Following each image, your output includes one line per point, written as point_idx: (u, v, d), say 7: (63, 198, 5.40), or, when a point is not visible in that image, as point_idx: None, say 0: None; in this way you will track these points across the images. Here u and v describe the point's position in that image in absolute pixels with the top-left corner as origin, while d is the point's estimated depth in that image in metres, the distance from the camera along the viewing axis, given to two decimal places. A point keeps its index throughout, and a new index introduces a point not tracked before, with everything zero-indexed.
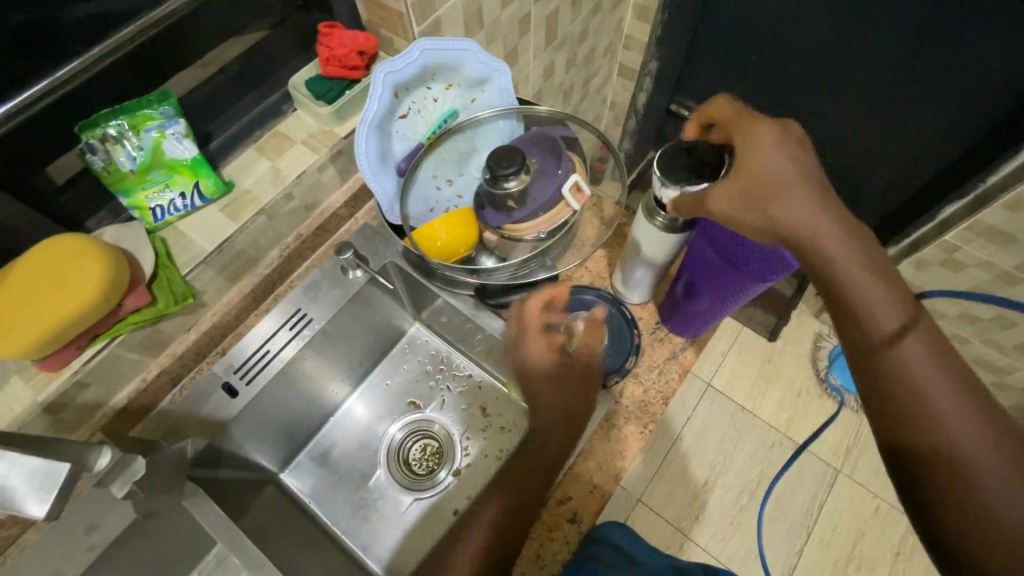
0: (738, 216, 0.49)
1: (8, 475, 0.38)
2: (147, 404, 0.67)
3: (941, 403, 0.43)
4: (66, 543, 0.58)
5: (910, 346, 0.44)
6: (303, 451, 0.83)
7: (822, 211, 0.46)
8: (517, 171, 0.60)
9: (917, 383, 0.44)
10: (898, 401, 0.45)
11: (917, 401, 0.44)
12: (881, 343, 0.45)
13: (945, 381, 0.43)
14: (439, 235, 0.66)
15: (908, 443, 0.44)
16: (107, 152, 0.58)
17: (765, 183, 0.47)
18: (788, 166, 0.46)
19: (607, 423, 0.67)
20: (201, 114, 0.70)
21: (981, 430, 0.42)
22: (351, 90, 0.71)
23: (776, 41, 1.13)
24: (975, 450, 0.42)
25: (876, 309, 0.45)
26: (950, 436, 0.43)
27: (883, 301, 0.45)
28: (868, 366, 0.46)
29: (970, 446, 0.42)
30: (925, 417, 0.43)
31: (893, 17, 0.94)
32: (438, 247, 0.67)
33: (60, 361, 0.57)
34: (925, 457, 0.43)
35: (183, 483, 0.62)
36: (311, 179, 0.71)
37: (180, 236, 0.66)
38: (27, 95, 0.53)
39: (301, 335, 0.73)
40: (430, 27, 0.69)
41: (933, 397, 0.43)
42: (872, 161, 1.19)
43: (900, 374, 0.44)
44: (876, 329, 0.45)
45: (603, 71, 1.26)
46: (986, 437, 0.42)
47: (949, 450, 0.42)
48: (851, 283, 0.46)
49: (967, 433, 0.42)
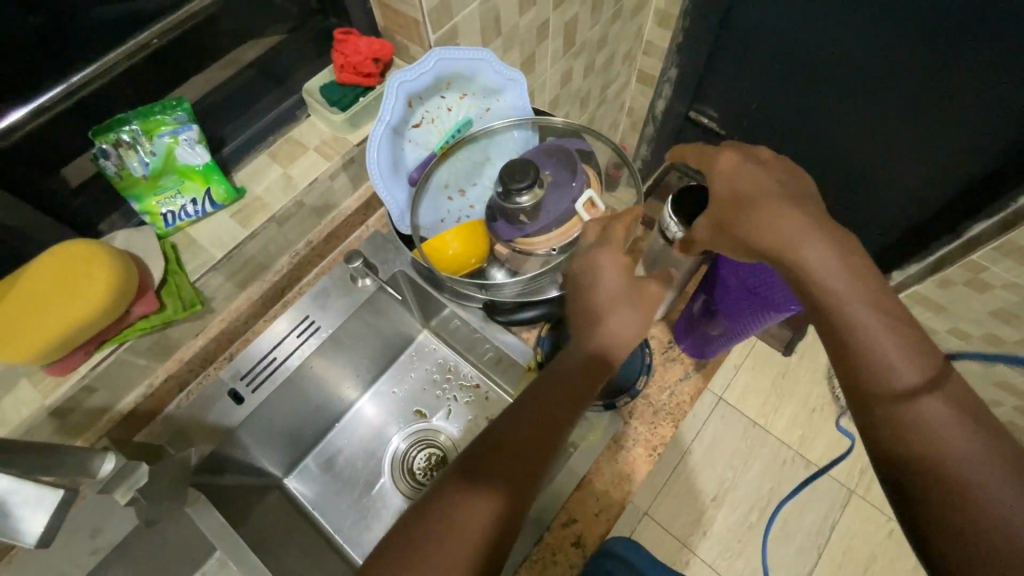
0: (718, 239, 0.50)
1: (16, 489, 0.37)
2: (153, 409, 0.67)
3: (954, 439, 0.39)
4: (71, 546, 0.60)
5: (917, 383, 0.41)
6: (308, 456, 0.83)
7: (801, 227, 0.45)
8: (530, 185, 0.59)
9: (931, 423, 0.40)
10: (907, 436, 0.40)
11: (931, 438, 0.39)
12: (885, 376, 0.42)
13: (961, 423, 0.39)
14: (446, 251, 0.65)
15: (920, 484, 0.39)
16: (120, 157, 0.58)
17: (731, 198, 0.49)
18: (750, 188, 0.49)
19: (614, 444, 0.66)
20: (214, 120, 0.70)
21: (1002, 475, 0.37)
22: (365, 98, 0.70)
23: (802, 52, 1.09)
24: (1003, 494, 0.37)
25: (877, 340, 0.42)
26: (968, 474, 0.38)
27: (883, 332, 0.42)
28: (873, 401, 0.42)
29: (997, 489, 0.37)
30: (942, 455, 0.39)
31: (925, 29, 0.91)
32: (448, 258, 0.65)
33: (67, 367, 0.56)
34: (937, 501, 0.38)
35: (187, 491, 0.61)
36: (322, 186, 0.70)
37: (191, 241, 0.65)
38: (45, 98, 0.53)
39: (310, 343, 0.73)
40: (447, 33, 0.68)
41: (948, 433, 0.39)
42: (896, 176, 1.15)
43: (911, 414, 0.40)
44: (878, 360, 0.42)
45: (622, 77, 1.24)
46: (1013, 488, 0.37)
47: (971, 499, 0.37)
48: (848, 308, 0.43)
49: (996, 484, 0.37)
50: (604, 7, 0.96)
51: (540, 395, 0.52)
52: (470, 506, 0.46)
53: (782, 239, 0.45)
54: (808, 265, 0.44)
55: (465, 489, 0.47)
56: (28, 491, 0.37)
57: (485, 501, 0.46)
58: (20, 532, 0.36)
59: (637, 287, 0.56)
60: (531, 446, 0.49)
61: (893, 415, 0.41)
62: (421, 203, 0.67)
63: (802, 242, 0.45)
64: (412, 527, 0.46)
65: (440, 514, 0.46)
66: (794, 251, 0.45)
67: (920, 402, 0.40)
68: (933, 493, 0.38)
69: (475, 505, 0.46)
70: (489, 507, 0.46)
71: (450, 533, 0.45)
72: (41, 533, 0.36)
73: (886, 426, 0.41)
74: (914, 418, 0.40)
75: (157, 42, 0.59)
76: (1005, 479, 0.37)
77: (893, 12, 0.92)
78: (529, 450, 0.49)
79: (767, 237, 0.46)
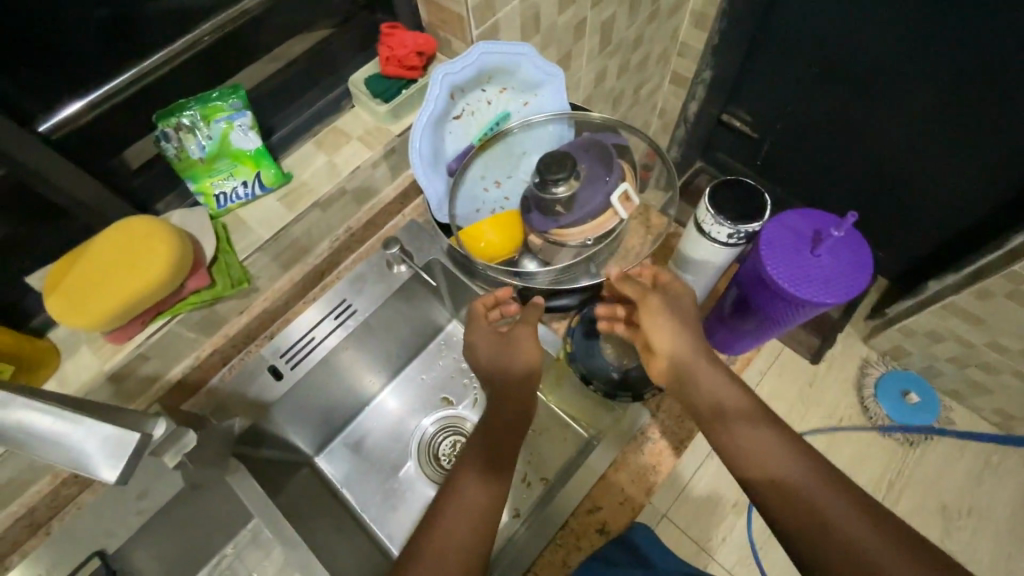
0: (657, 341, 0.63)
1: (85, 438, 0.37)
2: (198, 381, 0.71)
3: (783, 455, 0.52)
4: (120, 505, 0.63)
5: (752, 421, 0.56)
6: (336, 437, 0.86)
7: (683, 354, 0.61)
8: (566, 177, 0.60)
9: (777, 451, 0.53)
10: (755, 458, 0.53)
11: (769, 458, 0.52)
12: (731, 414, 0.57)
13: (788, 448, 0.53)
14: (482, 240, 0.66)
15: (766, 487, 0.51)
16: (180, 140, 0.62)
17: (678, 316, 0.63)
18: (672, 319, 0.62)
19: (640, 435, 0.68)
20: (266, 109, 0.73)
21: (823, 478, 0.50)
22: (408, 90, 0.72)
23: (841, 56, 1.07)
24: (812, 484, 0.50)
25: (717, 393, 0.59)
26: (795, 475, 0.51)
27: (721, 387, 0.59)
28: (727, 436, 0.56)
29: (811, 482, 0.50)
30: (773, 467, 0.52)
31: (964, 36, 0.90)
32: (482, 247, 0.67)
33: (127, 334, 0.60)
34: (779, 504, 0.50)
35: (228, 459, 0.65)
36: (364, 174, 0.73)
37: (240, 223, 0.69)
38: (109, 87, 0.57)
39: (345, 325, 0.75)
40: (489, 29, 0.70)
41: (775, 452, 0.53)
42: (934, 188, 1.13)
43: (754, 444, 0.54)
44: (721, 403, 0.58)
45: (655, 78, 1.24)
46: (826, 481, 0.50)
47: (800, 496, 0.49)
48: (698, 372, 0.60)
49: (810, 479, 0.50)
50: (641, 6, 0.96)
51: (512, 409, 0.61)
52: (486, 489, 0.55)
53: (686, 355, 0.61)
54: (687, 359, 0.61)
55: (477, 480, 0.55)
56: (109, 433, 0.38)
57: (494, 493, 0.55)
58: (94, 471, 0.37)
59: (506, 341, 0.64)
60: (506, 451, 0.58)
61: (743, 448, 0.54)
62: (459, 193, 0.69)
63: (698, 360, 0.61)
64: (432, 515, 0.54)
65: (454, 511, 0.53)
66: (686, 359, 0.61)
67: (753, 429, 0.55)
68: (776, 501, 0.50)
69: (487, 493, 0.55)
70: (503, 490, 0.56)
71: (469, 514, 0.53)
72: (120, 472, 0.37)
73: (740, 458, 0.54)
74: (760, 443, 0.53)
75: (208, 40, 0.62)
76: (811, 473, 0.51)
77: (931, 19, 0.91)
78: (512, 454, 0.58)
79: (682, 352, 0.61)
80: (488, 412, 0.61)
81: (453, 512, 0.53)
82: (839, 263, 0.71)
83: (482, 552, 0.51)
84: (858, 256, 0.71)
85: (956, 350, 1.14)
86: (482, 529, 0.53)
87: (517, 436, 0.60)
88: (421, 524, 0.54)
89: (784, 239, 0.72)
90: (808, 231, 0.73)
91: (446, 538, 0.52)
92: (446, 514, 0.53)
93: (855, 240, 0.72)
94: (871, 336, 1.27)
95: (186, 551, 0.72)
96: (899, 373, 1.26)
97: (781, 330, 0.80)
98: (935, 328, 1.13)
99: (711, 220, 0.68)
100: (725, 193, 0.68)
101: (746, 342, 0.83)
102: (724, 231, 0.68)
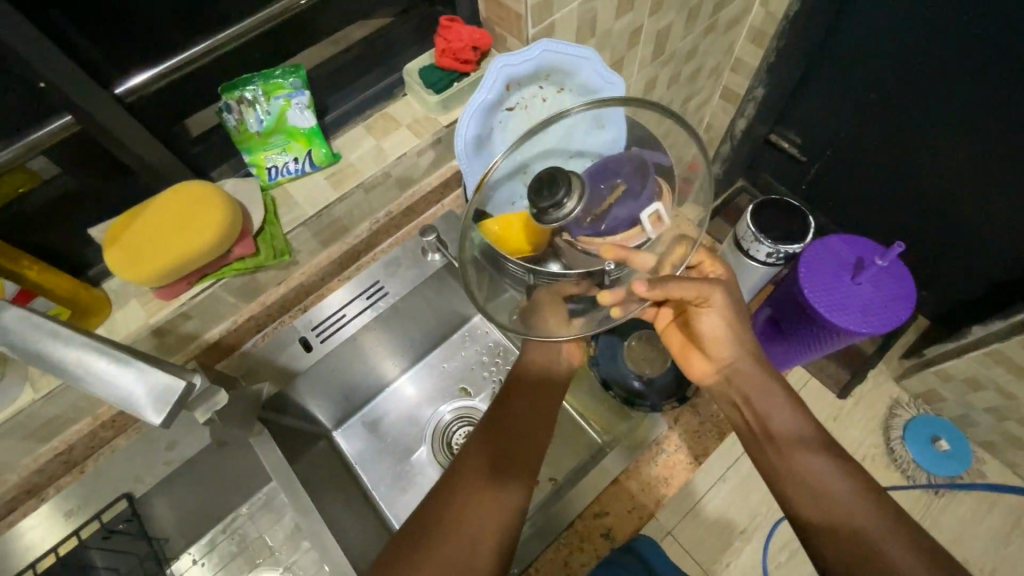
0: (709, 326, 0.61)
1: (134, 382, 0.40)
2: (233, 344, 0.74)
3: (836, 483, 0.52)
4: (150, 455, 0.67)
5: (805, 443, 0.56)
6: (356, 414, 0.88)
7: (738, 359, 0.61)
8: (569, 191, 0.48)
9: (826, 475, 0.53)
10: (806, 484, 0.53)
11: (821, 485, 0.53)
12: (784, 437, 0.57)
13: (841, 475, 0.53)
14: (500, 236, 0.55)
15: (818, 515, 0.52)
16: (241, 113, 0.65)
17: (736, 308, 0.62)
18: (726, 326, 0.61)
19: (655, 445, 0.69)
20: (322, 89, 0.76)
21: (875, 508, 0.50)
22: (460, 83, 0.74)
23: (900, 87, 1.03)
24: (865, 515, 0.50)
25: (773, 413, 0.59)
26: (847, 504, 0.51)
27: (777, 408, 0.59)
28: (781, 461, 0.56)
29: (862, 513, 0.50)
30: (826, 494, 0.52)
31: (1013, 59, 0.86)
32: (503, 238, 0.55)
33: (173, 292, 0.63)
34: (830, 532, 0.50)
35: (253, 422, 0.69)
36: (409, 162, 0.74)
37: (287, 197, 0.71)
38: (176, 61, 0.60)
39: (375, 306, 0.77)
40: (546, 29, 0.71)
41: (828, 480, 0.53)
42: (987, 230, 1.07)
43: (803, 463, 0.54)
44: (775, 424, 0.58)
45: (705, 91, 1.23)
46: (877, 511, 0.50)
47: (851, 524, 0.50)
48: (756, 391, 0.60)
49: (863, 508, 0.50)
50: (699, 18, 0.95)
51: (532, 413, 0.60)
52: (493, 503, 0.52)
53: (745, 370, 0.61)
54: (745, 375, 0.61)
55: (493, 479, 0.54)
56: (164, 380, 0.41)
57: (512, 498, 0.53)
58: (144, 411, 0.40)
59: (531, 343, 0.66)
60: (523, 451, 0.57)
61: (787, 463, 0.55)
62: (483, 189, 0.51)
63: (755, 377, 0.60)
64: (442, 510, 0.53)
65: (472, 505, 0.52)
66: (743, 374, 0.61)
67: (805, 453, 0.55)
68: (829, 529, 0.51)
69: (502, 497, 0.53)
70: (511, 501, 0.53)
71: (483, 532, 0.51)
72: (164, 416, 0.41)
73: (782, 474, 0.55)
74: (813, 471, 0.54)
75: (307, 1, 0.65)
76: (864, 503, 0.51)
77: (983, 42, 0.88)
78: (531, 454, 0.57)
79: (742, 365, 0.61)
80: (507, 408, 0.60)
81: (469, 507, 0.52)
82: (882, 295, 0.69)
83: (491, 565, 0.50)
84: (902, 288, 0.69)
85: (994, 401, 1.09)
86: (494, 531, 0.51)
87: (534, 440, 0.58)
88: (431, 515, 0.53)
89: (823, 264, 0.71)
90: (851, 258, 0.72)
91: (456, 531, 0.51)
92: (459, 506, 0.52)
93: (901, 272, 0.70)
94: (904, 376, 1.22)
95: (204, 504, 0.75)
96: (931, 418, 1.20)
97: (816, 354, 0.78)
98: (975, 374, 1.08)
99: (752, 237, 0.72)
100: (766, 212, 0.74)
101: (785, 356, 0.81)
102: (763, 250, 0.72)
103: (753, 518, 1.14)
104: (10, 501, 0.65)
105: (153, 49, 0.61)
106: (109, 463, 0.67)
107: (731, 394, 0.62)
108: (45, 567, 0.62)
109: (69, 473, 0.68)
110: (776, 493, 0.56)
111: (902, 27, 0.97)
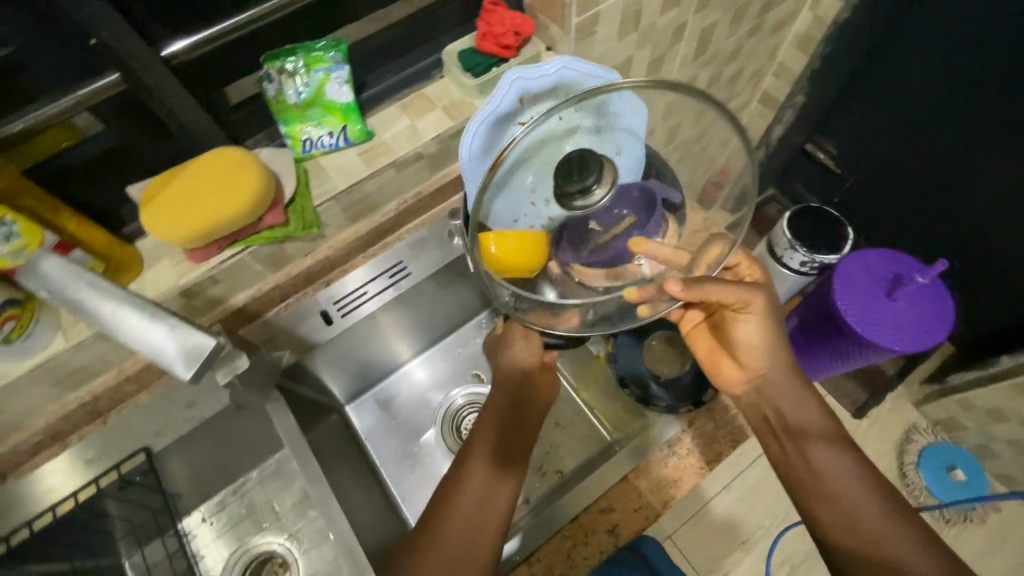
0: (747, 331, 0.59)
1: (167, 337, 0.41)
2: (257, 311, 0.75)
3: (858, 492, 0.53)
4: (171, 412, 0.68)
5: (829, 451, 0.56)
6: (369, 391, 0.90)
7: (769, 364, 0.60)
8: (598, 179, 0.53)
9: (848, 483, 0.53)
10: (828, 491, 0.54)
11: (844, 493, 0.53)
12: (809, 443, 0.57)
13: (863, 484, 0.53)
14: (496, 258, 0.52)
15: (837, 522, 0.52)
16: (281, 83, 0.66)
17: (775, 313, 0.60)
18: (765, 335, 0.59)
19: (667, 446, 0.68)
20: (361, 66, 0.76)
21: (893, 517, 0.51)
22: (498, 68, 0.73)
23: (946, 105, 1.00)
24: (885, 525, 0.51)
25: (800, 419, 0.58)
26: (868, 513, 0.52)
27: (805, 414, 0.58)
28: (804, 467, 0.56)
29: (883, 522, 0.51)
30: (848, 502, 0.52)
31: None
32: (494, 258, 0.52)
33: (204, 255, 0.64)
34: (849, 538, 0.51)
35: (271, 389, 0.70)
36: (441, 144, 0.74)
37: (320, 169, 0.71)
38: (222, 26, 0.60)
39: (397, 286, 0.77)
40: (590, 19, 0.69)
41: (851, 489, 0.53)
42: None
43: (827, 470, 0.54)
44: (801, 429, 0.58)
45: (743, 95, 1.21)
46: (896, 521, 0.51)
47: (871, 533, 0.51)
48: (785, 396, 0.59)
49: (883, 518, 0.51)
50: (745, 19, 0.93)
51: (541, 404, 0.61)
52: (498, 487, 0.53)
53: (775, 374, 0.60)
54: (775, 379, 0.60)
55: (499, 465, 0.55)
56: (196, 337, 0.42)
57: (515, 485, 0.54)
58: (174, 366, 0.41)
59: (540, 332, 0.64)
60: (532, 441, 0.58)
61: (810, 469, 0.55)
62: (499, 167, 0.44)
63: (784, 383, 0.59)
64: (450, 490, 0.54)
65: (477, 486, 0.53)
66: (773, 379, 0.60)
67: (830, 461, 0.55)
68: (848, 536, 0.51)
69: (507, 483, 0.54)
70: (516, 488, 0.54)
71: (486, 515, 0.52)
72: (194, 372, 0.41)
73: (805, 479, 0.55)
74: (836, 478, 0.54)
75: None
76: (883, 512, 0.52)
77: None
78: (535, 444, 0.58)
79: (772, 369, 0.60)
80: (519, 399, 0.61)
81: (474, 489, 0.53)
82: (915, 313, 0.67)
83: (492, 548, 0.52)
84: (938, 308, 0.67)
85: (1016, 435, 1.05)
86: (492, 514, 0.52)
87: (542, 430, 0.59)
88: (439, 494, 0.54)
89: (858, 277, 0.69)
90: (888, 273, 0.70)
91: (461, 512, 0.52)
92: (465, 488, 0.53)
93: (939, 293, 0.68)
94: (924, 402, 1.19)
95: (217, 464, 0.77)
96: (947, 446, 1.17)
97: (842, 368, 0.77)
98: (999, 406, 1.05)
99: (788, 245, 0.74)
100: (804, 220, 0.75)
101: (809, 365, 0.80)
102: (798, 259, 0.74)
103: (756, 530, 1.13)
104: (36, 446, 0.67)
105: (201, 16, 0.62)
106: (132, 418, 0.68)
107: (759, 398, 0.61)
108: (64, 511, 0.63)
109: (93, 423, 0.70)
110: (796, 496, 0.56)
111: (952, 44, 0.93)
